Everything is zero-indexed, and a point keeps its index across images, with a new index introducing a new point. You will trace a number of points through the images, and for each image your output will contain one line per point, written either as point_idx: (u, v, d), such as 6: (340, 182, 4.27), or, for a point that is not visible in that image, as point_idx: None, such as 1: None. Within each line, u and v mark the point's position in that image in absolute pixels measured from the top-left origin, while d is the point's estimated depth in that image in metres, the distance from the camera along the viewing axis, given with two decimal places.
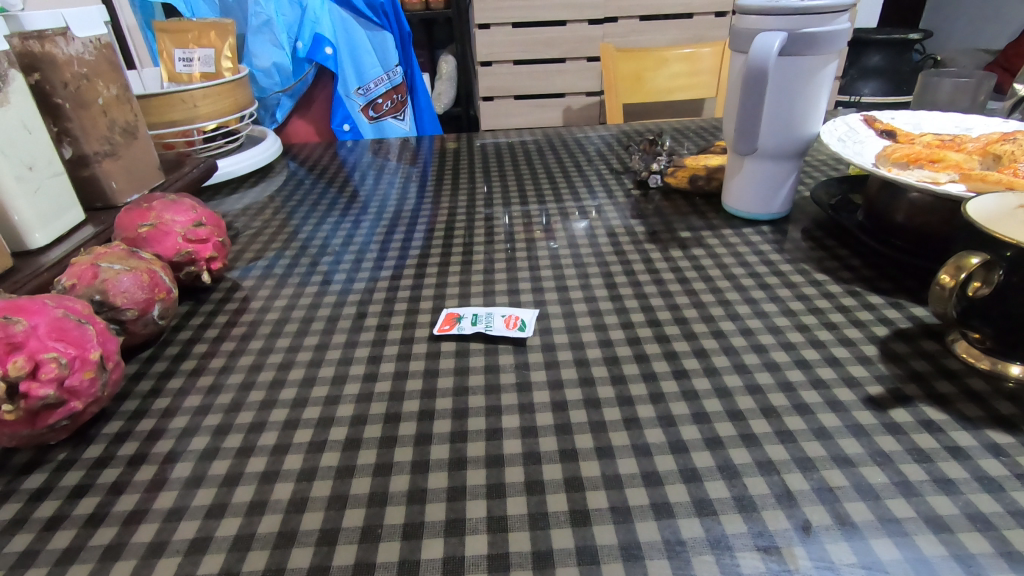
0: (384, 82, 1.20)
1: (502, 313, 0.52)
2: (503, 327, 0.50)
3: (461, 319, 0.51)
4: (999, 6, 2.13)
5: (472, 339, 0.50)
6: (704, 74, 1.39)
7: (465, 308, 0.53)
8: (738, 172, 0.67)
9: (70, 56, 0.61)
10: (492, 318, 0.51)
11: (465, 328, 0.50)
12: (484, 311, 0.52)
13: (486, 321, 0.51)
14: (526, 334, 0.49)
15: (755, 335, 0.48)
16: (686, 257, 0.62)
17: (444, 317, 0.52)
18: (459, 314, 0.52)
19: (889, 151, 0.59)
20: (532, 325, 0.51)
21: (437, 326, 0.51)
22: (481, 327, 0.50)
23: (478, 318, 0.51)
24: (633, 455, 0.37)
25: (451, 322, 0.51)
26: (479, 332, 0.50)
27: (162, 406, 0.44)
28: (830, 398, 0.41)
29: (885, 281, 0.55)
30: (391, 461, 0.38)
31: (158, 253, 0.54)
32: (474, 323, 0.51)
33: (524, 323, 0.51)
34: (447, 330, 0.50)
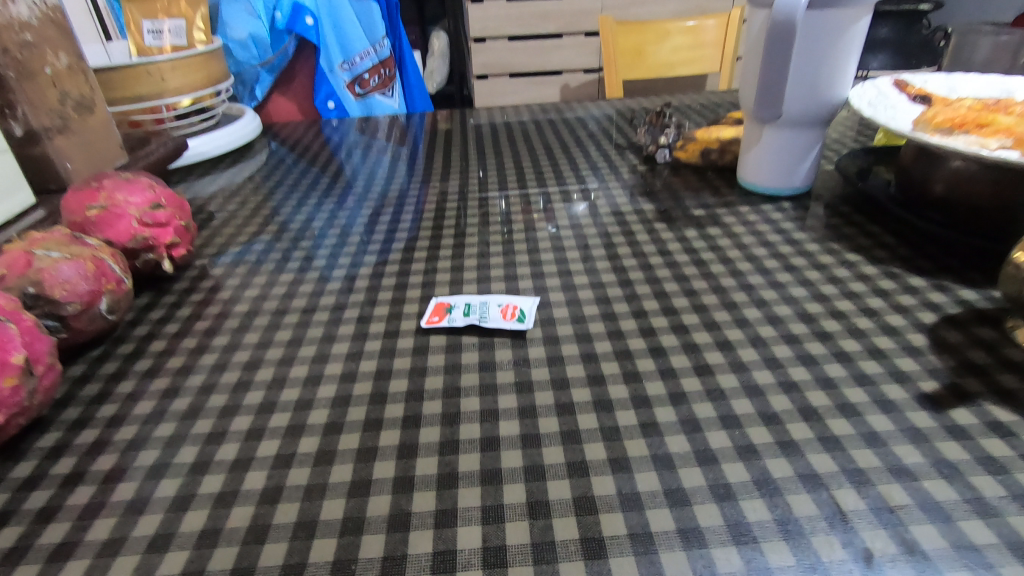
0: (371, 55, 1.11)
1: (498, 302, 0.46)
2: (500, 318, 0.44)
3: (451, 310, 0.46)
4: None
5: (463, 331, 0.44)
6: (709, 47, 1.32)
7: (456, 297, 0.47)
8: (756, 143, 0.61)
9: (10, 18, 0.54)
10: (486, 308, 0.45)
11: (455, 319, 0.45)
12: (478, 299, 0.47)
13: (479, 311, 0.45)
14: (526, 325, 0.44)
15: (785, 323, 0.42)
16: (701, 237, 0.56)
17: (433, 306, 0.47)
18: (450, 304, 0.47)
19: (928, 114, 0.53)
20: (533, 316, 0.45)
21: (424, 317, 0.45)
22: (473, 318, 0.45)
23: (470, 307, 0.46)
24: (654, 469, 0.31)
25: (441, 312, 0.46)
26: (471, 323, 0.44)
27: (109, 413, 0.38)
28: (878, 396, 0.35)
29: (925, 260, 0.49)
30: (370, 479, 0.32)
31: (110, 239, 0.48)
32: (466, 313, 0.45)
33: (524, 314, 0.45)
34: (437, 323, 0.44)
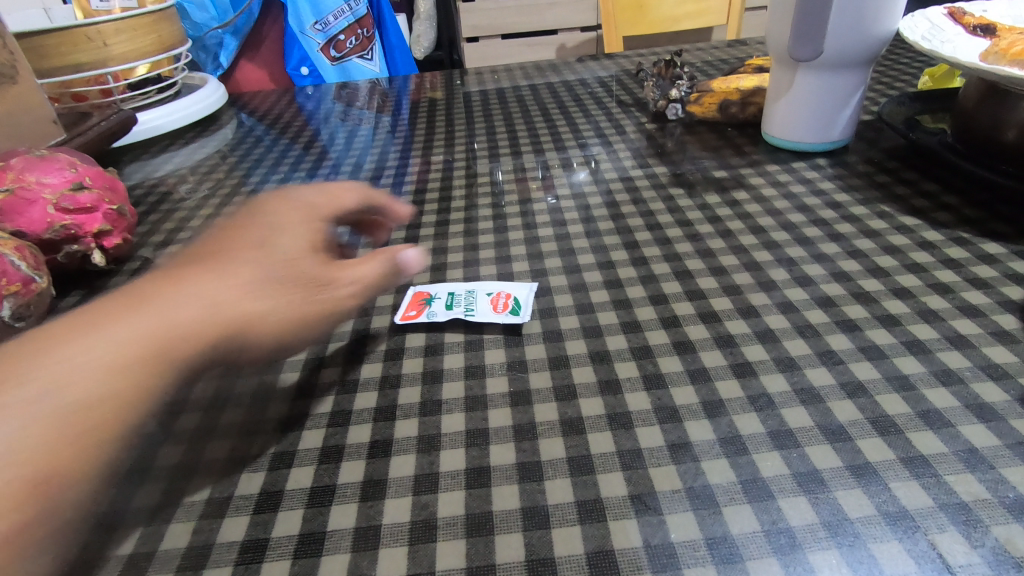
0: (345, 14, 1.01)
1: (489, 290, 0.38)
2: (489, 311, 0.37)
3: (432, 301, 0.38)
4: None
5: (445, 325, 0.36)
6: None
7: (437, 286, 0.40)
8: (787, 93, 0.52)
9: None
10: (474, 298, 0.38)
11: (437, 312, 0.37)
12: (464, 288, 0.39)
13: (465, 302, 0.37)
14: (519, 319, 0.36)
15: (838, 307, 0.35)
16: (725, 203, 0.48)
17: (410, 297, 0.39)
18: (430, 293, 0.39)
19: (999, 45, 0.44)
20: (528, 306, 0.37)
21: (399, 310, 0.38)
22: (458, 311, 0.37)
23: (454, 297, 0.38)
24: (692, 510, 0.24)
25: (418, 303, 0.38)
26: (454, 317, 0.37)
27: None
28: (970, 400, 0.28)
29: (998, 221, 0.41)
30: (326, 531, 0.25)
31: (21, 230, 0.40)
32: (449, 304, 0.37)
33: (518, 304, 0.37)
34: (413, 318, 0.37)
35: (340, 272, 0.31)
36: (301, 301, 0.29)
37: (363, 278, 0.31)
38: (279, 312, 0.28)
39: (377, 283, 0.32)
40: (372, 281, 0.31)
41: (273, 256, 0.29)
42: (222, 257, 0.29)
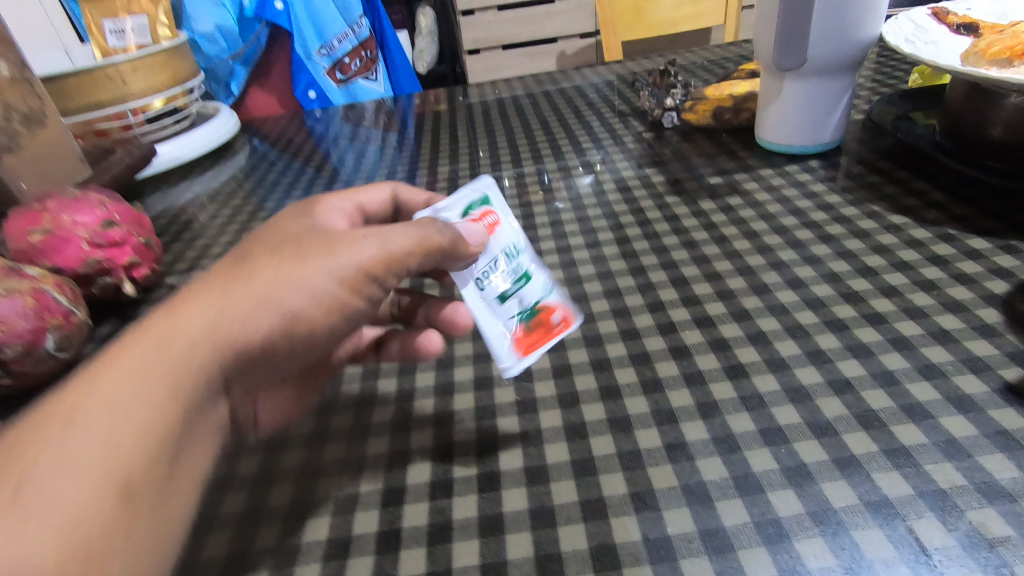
0: (349, 37, 1.04)
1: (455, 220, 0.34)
2: (499, 239, 0.34)
3: (524, 305, 0.34)
4: None
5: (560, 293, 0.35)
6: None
7: (469, 308, 0.33)
8: (776, 99, 0.54)
9: None
10: (501, 254, 0.34)
11: (528, 299, 0.34)
12: (480, 272, 0.33)
13: (503, 276, 0.34)
14: (493, 191, 0.35)
15: (828, 307, 0.36)
16: (720, 210, 0.49)
17: (511, 345, 0.33)
18: (506, 320, 0.33)
19: (978, 45, 0.45)
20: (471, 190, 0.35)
21: (529, 358, 0.33)
22: (525, 274, 0.34)
23: (499, 287, 0.33)
24: (686, 504, 0.26)
25: (529, 334, 0.33)
26: (542, 276, 0.35)
27: None
28: (952, 392, 0.29)
29: (984, 216, 0.42)
30: (351, 536, 0.27)
31: (58, 266, 0.43)
32: (515, 290, 0.34)
33: (477, 203, 0.35)
34: (526, 346, 0.33)
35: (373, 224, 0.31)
36: (333, 246, 0.29)
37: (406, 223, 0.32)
38: (314, 256, 0.28)
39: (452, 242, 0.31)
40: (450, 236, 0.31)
41: (282, 224, 0.30)
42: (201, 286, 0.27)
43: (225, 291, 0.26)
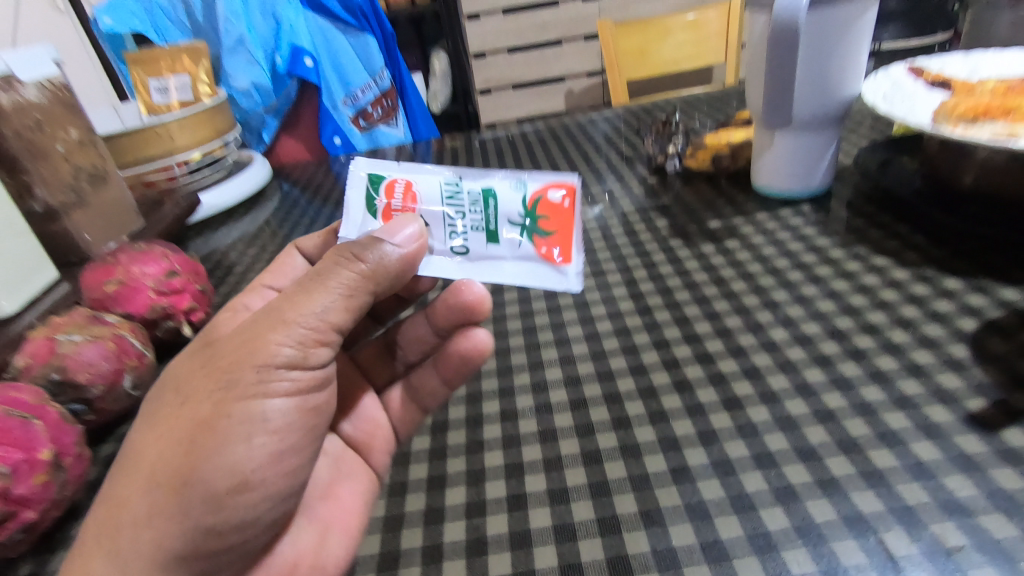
0: (372, 88, 1.12)
1: (369, 214, 0.39)
2: (426, 197, 0.38)
3: (518, 217, 0.37)
4: None
5: (533, 178, 0.37)
6: (712, 39, 1.28)
7: (482, 267, 0.38)
8: (768, 150, 0.59)
9: (19, 102, 0.56)
10: (445, 211, 0.38)
11: (511, 212, 0.37)
12: (450, 241, 0.38)
13: (470, 225, 0.38)
14: (374, 167, 0.39)
15: (815, 344, 0.41)
16: (720, 252, 0.54)
17: (550, 262, 0.37)
18: (524, 250, 0.37)
19: (947, 104, 0.50)
20: (360, 185, 0.39)
21: (575, 262, 0.37)
22: (483, 199, 0.37)
23: (478, 233, 0.38)
24: (688, 520, 0.30)
25: (554, 242, 0.37)
26: (501, 182, 0.37)
27: None
28: (922, 421, 0.33)
29: (959, 258, 0.47)
30: (398, 551, 0.32)
31: (129, 312, 0.48)
32: (493, 219, 0.37)
33: (373, 190, 0.39)
34: (552, 252, 0.37)
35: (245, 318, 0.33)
36: (207, 376, 0.31)
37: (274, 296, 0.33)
38: (198, 404, 0.31)
39: (380, 263, 0.34)
40: (375, 257, 0.34)
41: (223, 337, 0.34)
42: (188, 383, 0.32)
43: (138, 489, 0.29)
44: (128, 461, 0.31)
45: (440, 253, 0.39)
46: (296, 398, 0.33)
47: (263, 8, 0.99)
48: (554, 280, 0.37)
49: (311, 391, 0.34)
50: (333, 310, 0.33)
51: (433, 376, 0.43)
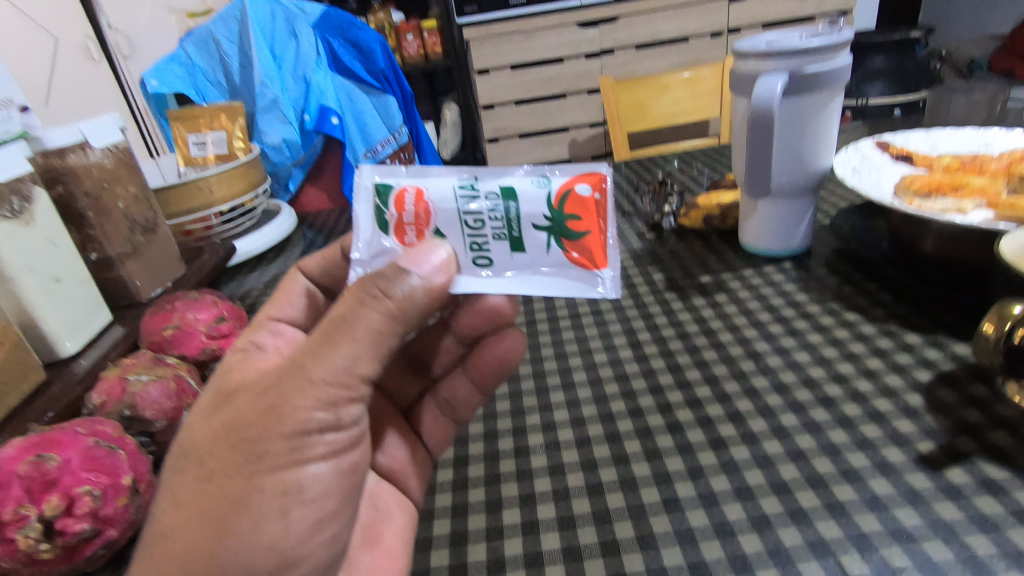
0: (391, 142, 1.26)
1: (381, 229, 0.39)
2: (443, 208, 0.38)
3: (546, 218, 0.37)
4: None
5: (557, 173, 0.37)
6: (708, 94, 1.35)
7: (512, 279, 0.38)
8: (752, 213, 0.66)
9: (89, 166, 0.63)
10: (463, 220, 0.38)
11: (537, 214, 0.37)
12: (475, 252, 0.38)
13: (493, 233, 0.37)
14: (380, 179, 0.39)
15: (790, 391, 0.46)
16: (710, 305, 0.60)
17: (580, 267, 0.38)
18: (554, 256, 0.38)
19: (906, 179, 0.57)
20: (368, 198, 0.39)
21: (611, 263, 0.38)
22: (504, 202, 0.37)
23: (502, 241, 0.38)
24: (677, 544, 0.36)
25: (587, 242, 0.38)
26: (520, 181, 0.37)
27: None
28: (879, 460, 0.39)
29: (920, 316, 0.53)
30: (428, 568, 0.37)
31: (184, 354, 0.55)
32: (515, 225, 0.37)
33: (384, 203, 0.39)
34: (580, 256, 0.38)
35: (263, 378, 0.34)
36: (236, 448, 0.33)
37: (292, 355, 0.34)
38: (229, 478, 0.33)
39: (408, 295, 0.34)
40: (403, 291, 0.34)
41: (235, 396, 0.35)
42: (207, 458, 0.33)
43: (175, 565, 0.31)
44: (161, 538, 0.32)
45: (463, 267, 0.38)
46: (330, 459, 0.36)
47: (296, 73, 1.14)
48: (590, 285, 0.38)
49: (344, 449, 0.37)
50: (358, 364, 0.34)
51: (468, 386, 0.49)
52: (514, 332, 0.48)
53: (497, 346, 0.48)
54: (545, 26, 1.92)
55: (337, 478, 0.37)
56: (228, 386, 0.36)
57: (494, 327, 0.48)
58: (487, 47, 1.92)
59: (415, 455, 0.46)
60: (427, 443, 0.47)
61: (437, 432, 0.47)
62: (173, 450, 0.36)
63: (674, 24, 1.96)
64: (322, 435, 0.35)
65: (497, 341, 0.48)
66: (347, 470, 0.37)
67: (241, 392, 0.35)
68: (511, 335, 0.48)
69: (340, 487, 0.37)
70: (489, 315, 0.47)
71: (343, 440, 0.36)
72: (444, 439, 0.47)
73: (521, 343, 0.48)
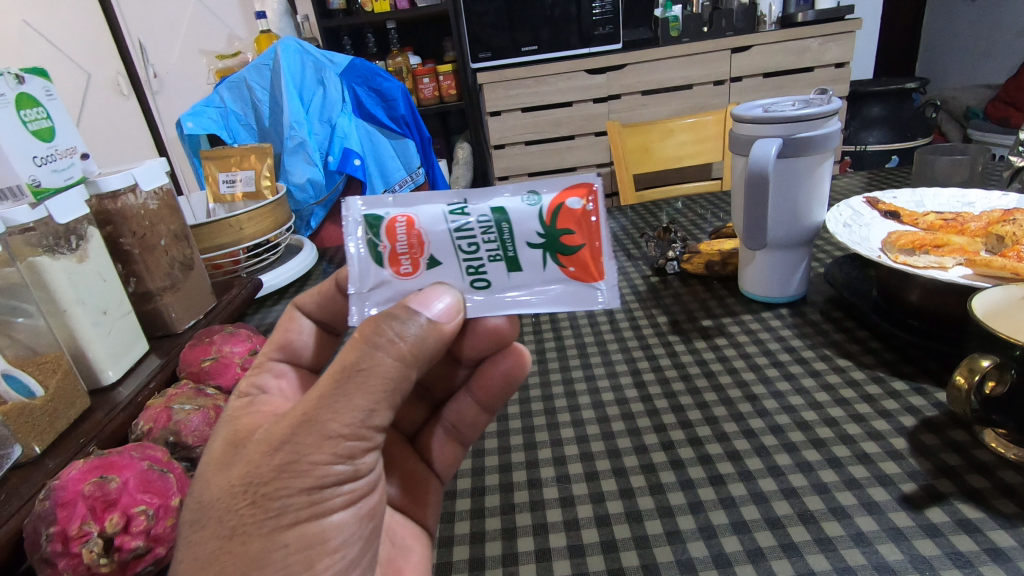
0: (408, 182, 1.36)
1: (376, 261, 0.39)
2: (435, 237, 0.39)
3: (540, 236, 0.38)
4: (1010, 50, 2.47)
5: (546, 189, 0.38)
6: (711, 139, 1.41)
7: (510, 299, 0.39)
8: (751, 261, 0.70)
9: (136, 207, 0.69)
10: (458, 245, 0.38)
11: (530, 232, 0.38)
12: (472, 276, 0.39)
13: (488, 255, 0.39)
14: (370, 210, 0.39)
15: (785, 432, 0.50)
16: (710, 349, 0.64)
17: (576, 281, 0.40)
18: (550, 271, 0.39)
19: (892, 236, 0.62)
20: (358, 230, 0.39)
21: (607, 274, 0.40)
22: (498, 224, 0.38)
23: (498, 262, 0.39)
24: (679, 572, 0.39)
25: (582, 256, 0.39)
26: (511, 202, 0.38)
27: None
28: (866, 499, 0.42)
29: (906, 364, 0.56)
30: None
31: (221, 385, 0.58)
32: (510, 245, 0.38)
33: (376, 235, 0.39)
34: (573, 269, 0.39)
35: (273, 429, 0.34)
36: (254, 505, 0.32)
37: (303, 406, 0.34)
38: (251, 540, 0.32)
39: (420, 337, 0.36)
40: (413, 333, 0.35)
41: (244, 453, 0.34)
42: (224, 519, 0.32)
43: None
44: None
45: (462, 291, 0.39)
46: (350, 507, 0.36)
47: (321, 117, 1.24)
48: (588, 296, 0.40)
49: (363, 496, 0.37)
50: (373, 414, 0.35)
51: (473, 408, 0.51)
52: (516, 350, 0.49)
53: (498, 366, 0.49)
54: (555, 73, 2.01)
55: (359, 526, 0.37)
56: (237, 440, 0.36)
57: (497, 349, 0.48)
58: (499, 91, 2.03)
59: (422, 478, 0.49)
60: (434, 465, 0.50)
61: (444, 455, 0.51)
62: (183, 507, 0.35)
63: (678, 72, 2.05)
64: (340, 486, 0.35)
65: (499, 361, 0.49)
66: (367, 516, 0.37)
67: (252, 442, 0.34)
68: (513, 355, 0.49)
69: (362, 533, 0.37)
70: (493, 338, 0.46)
71: (361, 488, 0.37)
72: (451, 461, 0.50)
73: (523, 362, 0.49)
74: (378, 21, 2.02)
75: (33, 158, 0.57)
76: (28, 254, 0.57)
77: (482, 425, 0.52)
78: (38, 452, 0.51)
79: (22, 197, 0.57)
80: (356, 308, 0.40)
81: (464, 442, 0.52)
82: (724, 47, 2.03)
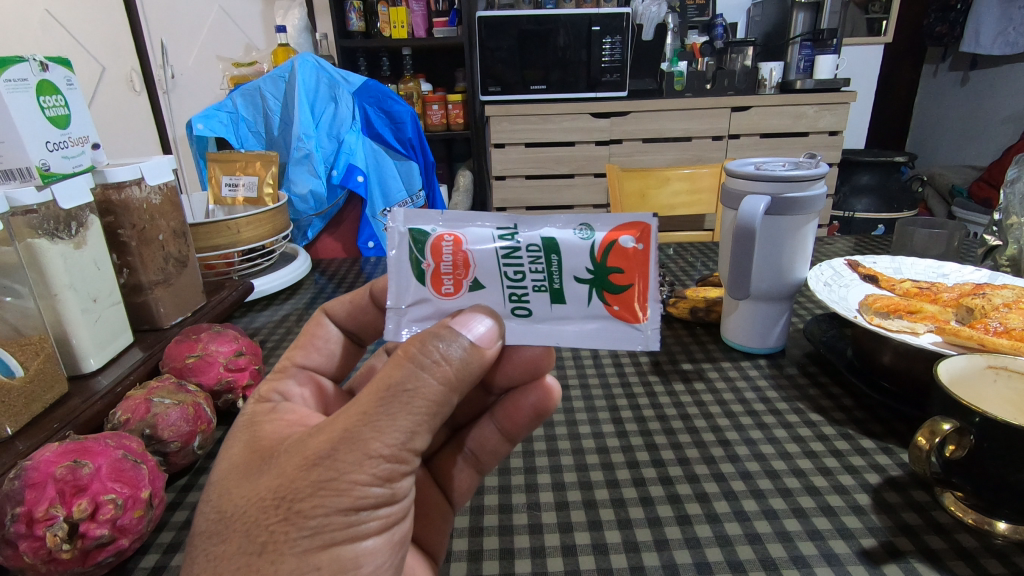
0: (407, 204, 1.39)
1: (418, 278, 0.41)
2: (484, 262, 0.40)
3: (588, 271, 0.39)
4: (994, 134, 2.58)
5: (600, 225, 0.40)
6: (706, 191, 1.45)
7: (550, 329, 0.40)
8: (734, 310, 0.72)
9: (139, 202, 0.70)
10: (505, 271, 0.40)
11: (579, 267, 0.39)
12: (515, 300, 0.40)
13: (533, 285, 0.40)
14: (416, 228, 0.41)
15: (754, 479, 0.51)
16: (688, 392, 0.65)
17: (618, 321, 0.40)
18: (594, 308, 0.40)
19: (869, 300, 0.65)
20: (403, 244, 0.41)
21: (651, 315, 0.40)
22: (547, 254, 0.39)
23: (542, 293, 0.40)
24: None
25: (628, 296, 0.40)
26: (563, 234, 0.40)
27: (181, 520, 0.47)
28: (826, 550, 0.43)
29: (874, 424, 0.58)
30: None
31: (201, 382, 0.58)
32: (557, 277, 0.39)
33: (420, 251, 0.40)
34: (619, 309, 0.40)
35: (310, 443, 0.34)
36: (289, 521, 0.33)
37: (345, 422, 0.34)
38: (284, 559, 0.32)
39: (464, 360, 0.36)
40: (457, 355, 0.36)
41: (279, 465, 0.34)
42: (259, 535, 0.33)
43: None
44: None
45: (502, 315, 0.41)
46: (383, 533, 0.36)
47: (330, 132, 1.27)
48: (629, 336, 0.40)
49: (395, 523, 0.37)
50: (412, 437, 0.35)
51: (497, 437, 0.51)
52: (546, 383, 0.49)
53: (526, 398, 0.50)
54: (561, 113, 2.09)
55: (391, 553, 0.37)
56: (266, 450, 0.36)
57: (525, 379, 0.49)
58: (505, 124, 2.09)
59: (438, 505, 0.48)
60: (451, 494, 0.49)
61: (462, 483, 0.50)
62: (202, 515, 0.35)
63: (679, 124, 2.13)
64: (377, 510, 0.35)
65: (527, 393, 0.50)
66: (399, 543, 0.38)
67: (286, 454, 0.35)
68: (541, 389, 0.49)
69: (392, 562, 0.37)
70: (526, 368, 0.47)
71: (396, 514, 0.37)
72: (467, 490, 0.50)
73: (551, 397, 0.49)
74: (394, 46, 2.08)
75: (46, 143, 0.59)
76: (27, 236, 0.57)
77: (502, 453, 0.52)
78: (9, 433, 0.51)
79: (30, 179, 0.58)
80: (394, 322, 0.41)
81: (482, 470, 0.52)
82: (725, 104, 2.10)
